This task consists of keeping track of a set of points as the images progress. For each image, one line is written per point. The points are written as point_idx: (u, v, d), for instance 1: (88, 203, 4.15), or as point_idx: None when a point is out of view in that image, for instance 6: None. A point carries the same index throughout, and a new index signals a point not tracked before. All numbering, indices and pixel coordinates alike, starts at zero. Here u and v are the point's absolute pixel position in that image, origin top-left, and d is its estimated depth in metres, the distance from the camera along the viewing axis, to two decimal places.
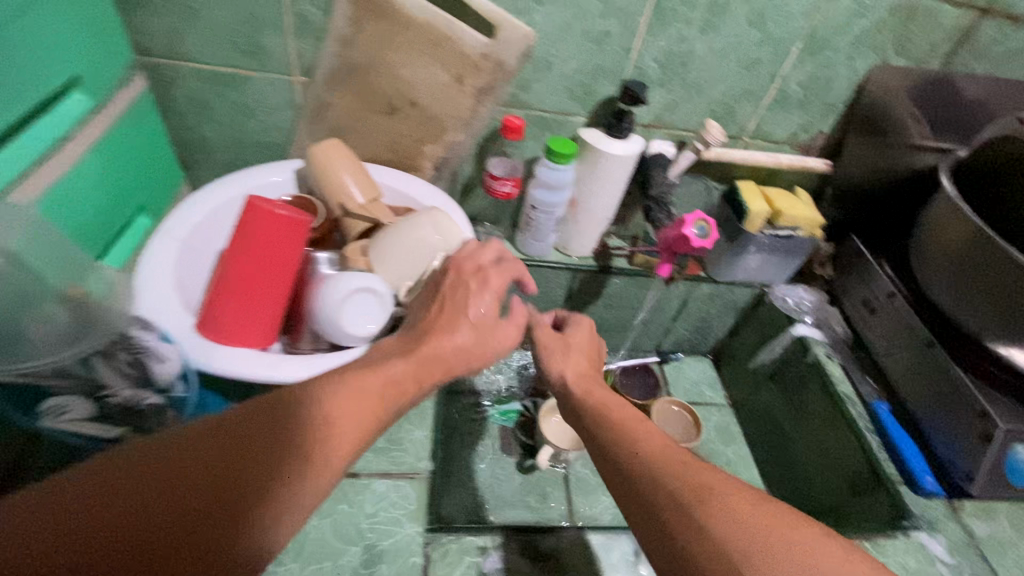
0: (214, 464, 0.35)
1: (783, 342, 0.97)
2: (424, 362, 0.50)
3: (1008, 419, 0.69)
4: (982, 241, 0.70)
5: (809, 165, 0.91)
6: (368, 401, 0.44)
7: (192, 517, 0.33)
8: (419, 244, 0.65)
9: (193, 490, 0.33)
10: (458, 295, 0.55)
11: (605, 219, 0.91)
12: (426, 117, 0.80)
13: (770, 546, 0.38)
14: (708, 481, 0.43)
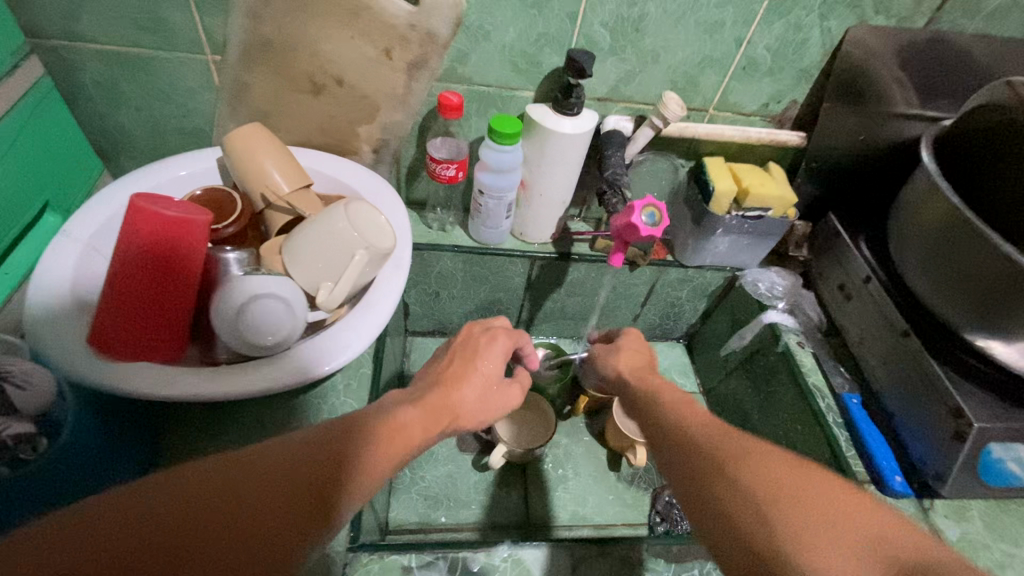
0: (232, 508, 0.35)
1: (754, 330, 0.91)
2: (434, 411, 0.54)
3: (984, 416, 0.64)
4: (963, 226, 0.64)
5: (780, 140, 0.84)
6: (386, 455, 0.45)
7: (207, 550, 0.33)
8: (335, 243, 0.59)
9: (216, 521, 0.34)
10: (470, 350, 0.64)
11: (561, 203, 0.85)
12: (355, 96, 0.73)
13: (806, 502, 0.39)
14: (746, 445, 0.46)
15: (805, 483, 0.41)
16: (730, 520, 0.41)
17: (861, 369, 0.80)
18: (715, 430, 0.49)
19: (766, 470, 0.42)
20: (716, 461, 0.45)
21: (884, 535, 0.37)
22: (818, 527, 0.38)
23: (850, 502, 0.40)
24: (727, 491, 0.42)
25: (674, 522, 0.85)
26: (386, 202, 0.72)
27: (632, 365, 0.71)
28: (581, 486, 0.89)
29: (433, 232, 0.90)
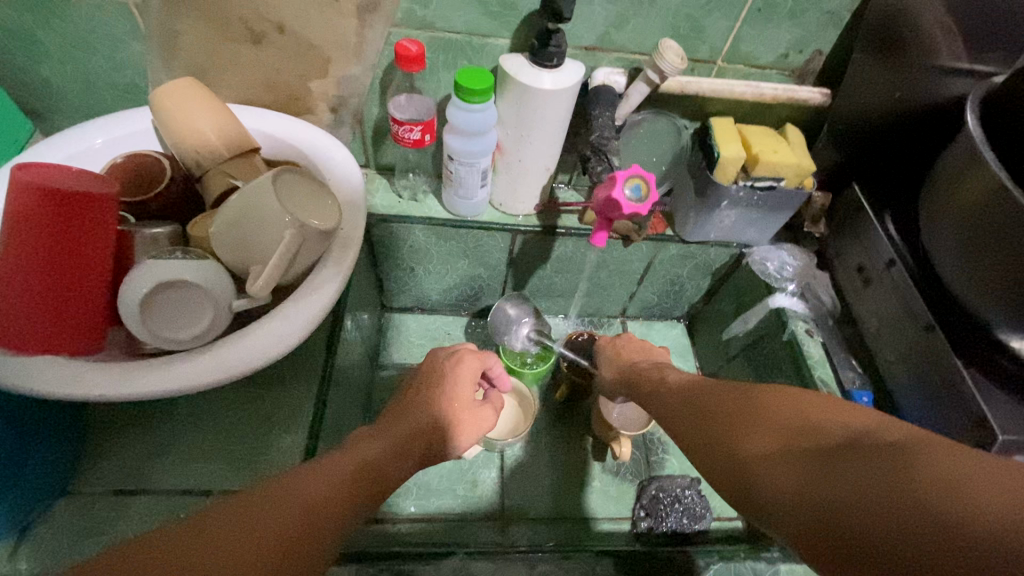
0: (277, 521, 0.35)
1: (758, 314, 0.83)
2: (406, 439, 0.50)
3: (1011, 427, 0.56)
4: (1004, 209, 0.54)
5: (800, 98, 0.72)
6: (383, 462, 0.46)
7: (262, 552, 0.33)
8: (268, 224, 0.52)
9: (267, 529, 0.34)
10: (436, 374, 0.60)
11: (544, 170, 0.75)
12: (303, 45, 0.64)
13: (762, 419, 0.39)
14: (711, 397, 0.45)
15: (764, 399, 0.41)
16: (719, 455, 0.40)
17: (876, 364, 0.72)
18: (701, 388, 0.48)
19: (736, 404, 0.42)
20: (699, 418, 0.45)
21: (827, 418, 0.36)
22: (778, 436, 0.37)
23: (806, 397, 0.39)
24: (710, 449, 0.42)
25: (660, 519, 0.75)
26: (337, 171, 0.63)
27: (626, 356, 0.69)
28: (562, 478, 0.83)
29: (403, 201, 0.81)
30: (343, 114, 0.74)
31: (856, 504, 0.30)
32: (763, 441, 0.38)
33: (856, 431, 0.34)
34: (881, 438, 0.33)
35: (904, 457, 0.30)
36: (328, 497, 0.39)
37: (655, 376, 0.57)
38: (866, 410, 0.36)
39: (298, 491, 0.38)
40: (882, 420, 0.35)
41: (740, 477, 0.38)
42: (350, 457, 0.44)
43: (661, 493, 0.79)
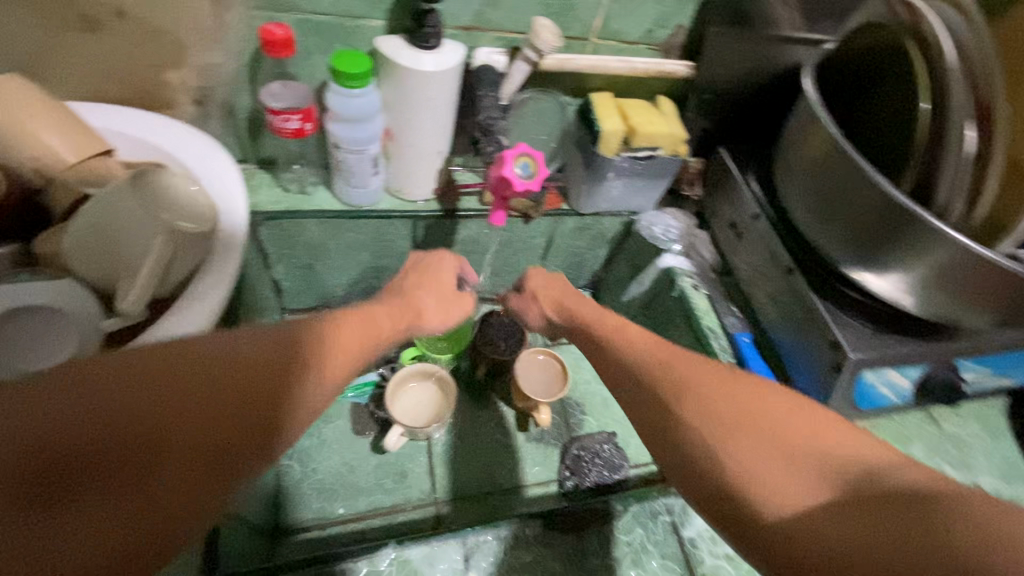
0: (235, 399, 0.35)
1: (651, 275, 0.90)
2: (401, 308, 0.56)
3: (858, 346, 0.66)
4: (839, 159, 0.62)
5: (667, 70, 0.78)
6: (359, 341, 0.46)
7: (217, 430, 0.34)
8: (135, 233, 0.48)
9: (225, 408, 0.35)
10: (422, 265, 0.66)
11: (437, 153, 0.74)
12: (153, 30, 0.59)
13: (759, 430, 0.39)
14: (684, 378, 0.45)
15: (766, 406, 0.41)
16: (697, 465, 0.40)
17: (752, 307, 0.81)
18: (657, 365, 0.48)
19: (727, 404, 0.42)
20: (665, 406, 0.44)
21: (834, 444, 0.38)
22: (786, 456, 0.38)
23: (807, 415, 0.41)
24: (689, 458, 0.41)
25: (584, 476, 0.80)
26: (210, 168, 0.58)
27: (553, 295, 0.67)
28: (489, 454, 0.85)
29: (291, 195, 0.76)
30: (209, 105, 0.68)
31: (881, 544, 0.32)
32: (766, 457, 0.38)
33: (867, 467, 0.36)
34: (896, 481, 0.35)
35: (924, 508, 0.33)
36: (297, 358, 0.40)
37: (613, 324, 0.57)
38: (869, 438, 0.39)
39: (268, 351, 0.39)
40: (892, 461, 0.37)
41: (728, 491, 0.38)
42: (329, 331, 0.44)
43: (582, 452, 0.83)
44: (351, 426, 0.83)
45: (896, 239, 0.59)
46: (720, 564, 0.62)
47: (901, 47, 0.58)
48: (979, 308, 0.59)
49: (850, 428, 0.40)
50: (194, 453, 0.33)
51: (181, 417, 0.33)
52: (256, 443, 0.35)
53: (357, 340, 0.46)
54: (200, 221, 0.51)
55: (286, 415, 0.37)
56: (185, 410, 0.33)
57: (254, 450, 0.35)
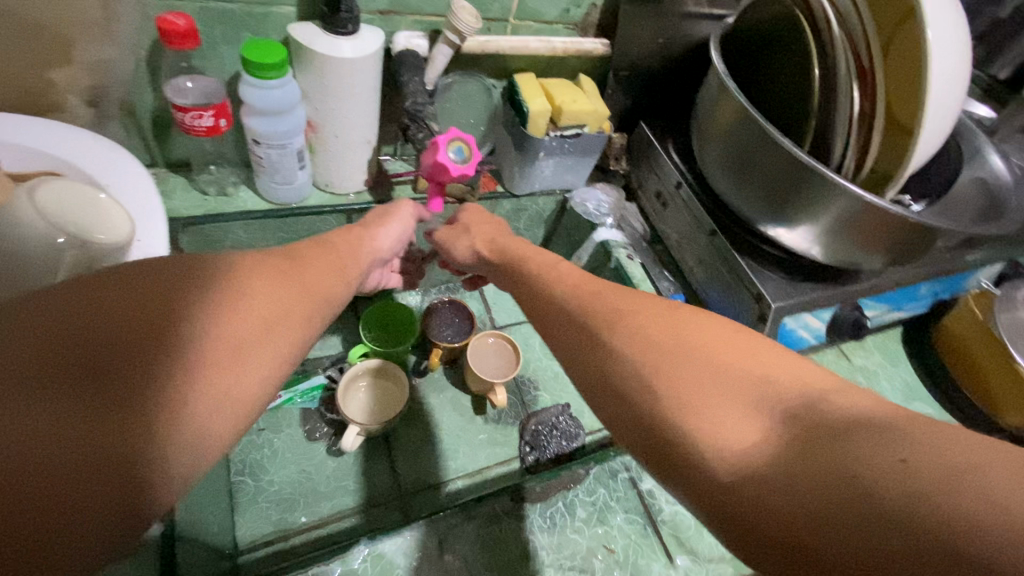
0: (184, 332, 0.32)
1: (588, 250, 0.92)
2: (355, 249, 0.53)
3: (778, 296, 0.72)
4: (748, 124, 0.67)
5: (585, 49, 0.80)
6: (320, 286, 0.43)
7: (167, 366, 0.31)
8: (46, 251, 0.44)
9: (174, 342, 0.32)
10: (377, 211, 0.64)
11: (365, 143, 0.72)
12: (32, 26, 0.53)
13: (688, 356, 0.35)
14: (616, 305, 0.40)
15: (698, 330, 0.36)
16: (620, 398, 0.35)
17: (683, 271, 0.86)
18: (587, 299, 0.43)
19: (659, 330, 0.37)
20: (591, 338, 0.39)
21: (771, 369, 0.33)
22: (713, 381, 0.33)
23: (743, 340, 0.35)
24: (613, 393, 0.36)
25: (544, 449, 0.82)
26: (116, 175, 0.54)
27: (486, 233, 0.65)
28: (450, 441, 0.85)
29: (211, 198, 0.72)
30: (106, 106, 0.62)
31: (814, 485, 0.27)
32: (693, 386, 0.33)
33: (806, 392, 0.32)
34: (837, 408, 0.30)
35: (855, 438, 0.28)
36: (278, 281, 0.39)
37: (549, 261, 0.52)
38: (810, 364, 0.34)
39: (249, 286, 0.37)
40: (835, 387, 0.32)
41: (650, 418, 0.33)
42: (300, 263, 0.43)
43: (540, 426, 0.85)
44: (302, 432, 0.80)
45: (802, 195, 0.65)
46: (677, 510, 0.66)
47: (792, 18, 0.63)
48: (873, 250, 0.67)
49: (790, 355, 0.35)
50: (138, 389, 0.30)
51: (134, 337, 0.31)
52: (253, 360, 0.35)
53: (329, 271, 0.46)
54: (116, 230, 0.47)
55: (253, 342, 0.35)
56: (135, 331, 0.31)
57: (252, 365, 0.35)
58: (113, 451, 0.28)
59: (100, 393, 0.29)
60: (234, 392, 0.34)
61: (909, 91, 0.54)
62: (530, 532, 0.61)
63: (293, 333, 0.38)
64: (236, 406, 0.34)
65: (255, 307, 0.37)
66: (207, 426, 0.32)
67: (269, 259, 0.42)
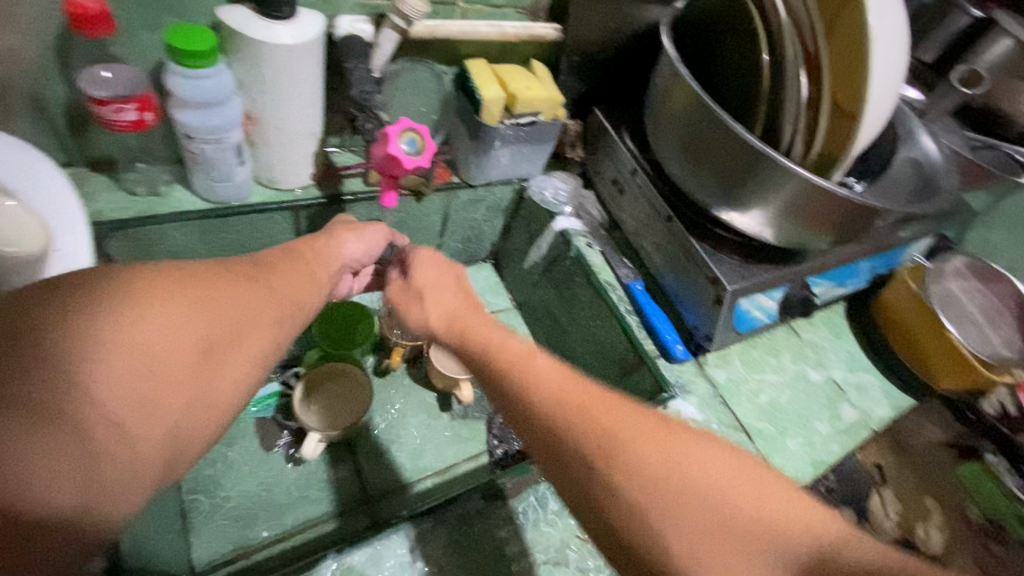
0: (171, 340, 0.36)
1: (548, 239, 0.92)
2: (316, 255, 0.55)
3: (733, 278, 0.74)
4: (702, 109, 0.68)
5: (538, 34, 0.79)
6: (283, 296, 0.47)
7: (153, 373, 0.35)
8: None
9: (165, 350, 0.36)
10: (327, 232, 0.60)
11: (310, 135, 0.68)
12: None
13: (700, 509, 0.36)
14: (615, 430, 0.39)
15: (701, 469, 0.38)
16: (635, 553, 0.37)
17: (641, 257, 0.87)
18: (574, 412, 0.41)
19: (658, 466, 0.38)
20: (596, 478, 0.38)
21: (774, 515, 0.37)
22: (727, 537, 0.36)
23: (744, 476, 0.38)
24: (627, 545, 0.37)
25: (512, 442, 0.81)
26: (25, 179, 0.48)
27: (444, 308, 0.55)
28: (417, 439, 0.83)
29: (140, 200, 0.66)
30: (11, 101, 0.56)
31: None
32: (708, 544, 0.36)
33: (808, 546, 0.36)
34: (839, 563, 0.35)
35: None
36: (252, 293, 0.44)
37: (524, 352, 0.47)
38: (799, 496, 0.38)
39: (222, 296, 0.41)
40: (826, 527, 0.37)
41: None
42: (264, 273, 0.47)
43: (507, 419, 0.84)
44: (260, 443, 0.77)
45: (753, 178, 0.66)
46: None
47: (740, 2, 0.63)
48: (820, 232, 0.69)
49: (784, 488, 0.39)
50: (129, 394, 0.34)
51: (124, 346, 0.35)
52: (226, 368, 0.40)
53: (298, 282, 0.49)
54: (29, 239, 0.43)
55: (226, 353, 0.40)
56: (126, 339, 0.35)
57: (228, 369, 0.40)
58: (107, 445, 0.33)
59: (102, 397, 0.33)
60: (209, 398, 0.38)
61: (851, 74, 0.56)
62: (516, 516, 0.61)
63: (262, 344, 0.43)
64: (210, 410, 0.38)
65: (228, 319, 0.41)
66: (185, 428, 0.37)
67: (234, 268, 0.45)
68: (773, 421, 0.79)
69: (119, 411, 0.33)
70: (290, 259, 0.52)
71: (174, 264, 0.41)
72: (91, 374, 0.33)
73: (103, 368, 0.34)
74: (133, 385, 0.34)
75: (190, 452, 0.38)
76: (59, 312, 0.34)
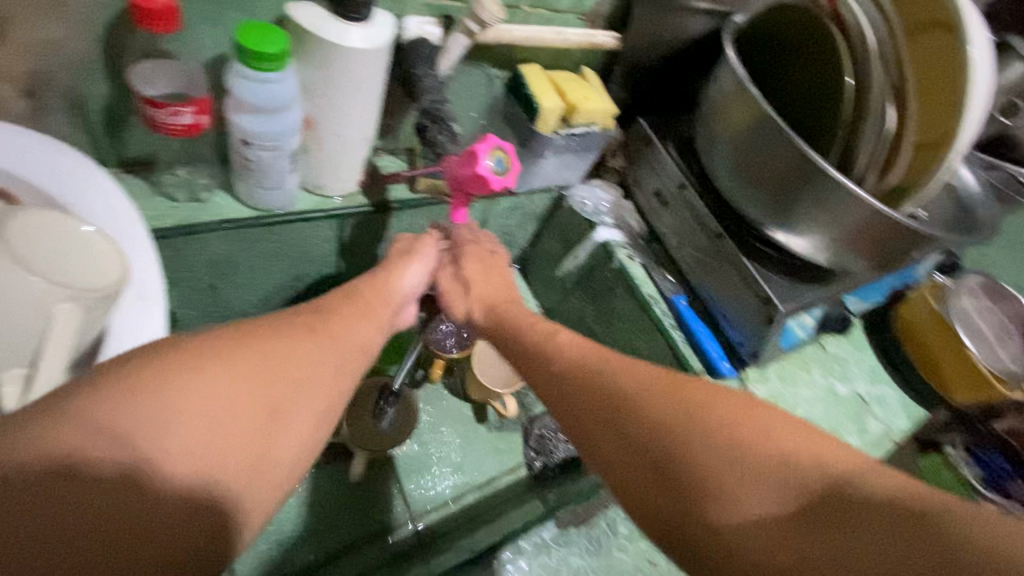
0: (241, 406, 0.36)
1: (587, 249, 0.90)
2: (369, 297, 0.52)
3: (786, 299, 0.74)
4: (765, 127, 0.67)
5: (598, 42, 0.76)
6: (344, 346, 0.45)
7: (223, 443, 0.34)
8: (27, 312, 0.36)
9: (235, 418, 0.35)
10: (385, 264, 0.59)
11: (366, 141, 0.64)
12: None
13: (693, 426, 0.39)
14: (626, 381, 0.43)
15: (704, 402, 0.40)
16: (650, 458, 0.39)
17: (683, 271, 0.86)
18: (594, 379, 0.45)
19: (667, 405, 0.41)
20: (615, 420, 0.42)
21: (783, 438, 0.38)
22: (729, 458, 0.37)
23: (752, 424, 0.38)
24: (638, 457, 0.39)
25: (551, 454, 0.80)
26: (85, 191, 0.46)
27: (482, 297, 0.61)
28: (459, 452, 0.82)
29: (180, 205, 0.62)
30: (47, 98, 0.53)
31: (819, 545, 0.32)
32: (711, 457, 0.37)
33: (819, 468, 0.35)
34: (850, 487, 0.34)
35: (861, 496, 0.33)
36: (315, 344, 0.42)
37: (546, 333, 0.52)
38: (824, 438, 0.38)
39: (286, 353, 0.40)
40: (867, 464, 0.36)
41: (671, 484, 0.37)
42: (324, 320, 0.45)
43: (544, 431, 0.82)
44: None
45: (810, 200, 0.66)
46: None
47: (818, 27, 0.63)
48: (872, 258, 0.69)
49: (817, 438, 0.38)
50: (201, 467, 0.33)
51: (197, 417, 0.34)
52: (291, 427, 0.38)
53: (351, 324, 0.47)
54: (101, 274, 0.39)
55: (294, 416, 0.39)
56: (201, 410, 0.34)
57: (292, 429, 0.38)
58: (177, 516, 0.32)
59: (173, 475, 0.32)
60: (274, 463, 0.37)
61: (948, 107, 0.57)
62: None
63: (324, 399, 0.41)
64: (275, 473, 0.37)
65: (293, 376, 0.40)
66: (248, 496, 0.35)
67: (294, 319, 0.44)
68: None
69: (191, 488, 0.32)
70: (341, 303, 0.49)
71: (230, 327, 0.39)
72: (165, 444, 0.32)
73: (170, 436, 0.32)
74: (205, 453, 0.33)
75: (256, 520, 0.36)
76: (133, 377, 0.33)
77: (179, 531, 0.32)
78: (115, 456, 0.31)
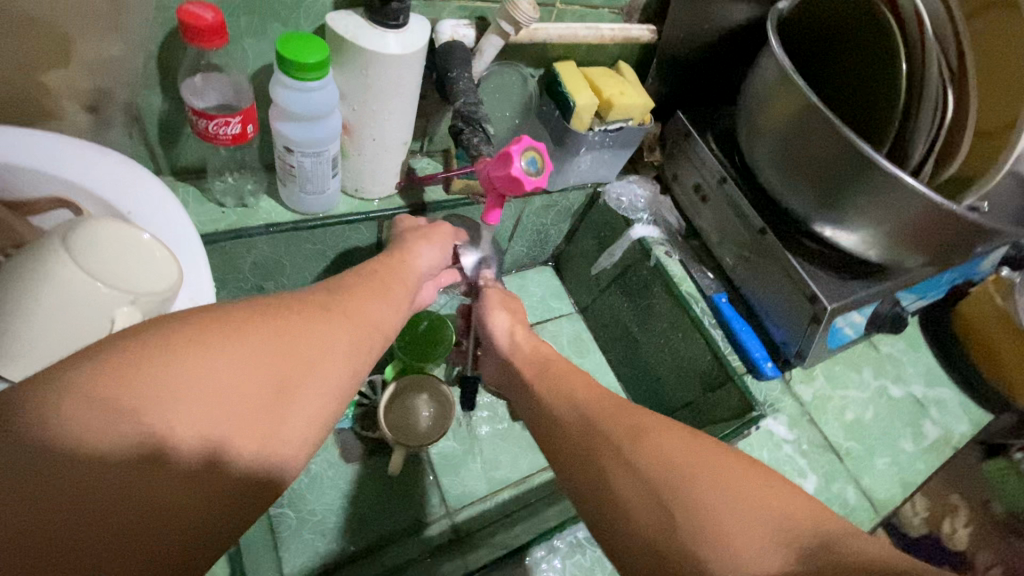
0: (251, 385, 0.34)
1: (623, 246, 0.89)
2: (384, 278, 0.50)
3: (833, 297, 0.71)
4: (811, 113, 0.64)
5: (632, 36, 0.76)
6: (365, 328, 0.43)
7: (228, 422, 0.33)
8: (89, 311, 0.39)
9: (243, 395, 0.34)
10: (399, 245, 0.59)
11: (402, 143, 0.65)
12: (34, 24, 0.48)
13: (692, 477, 0.38)
14: (639, 420, 0.44)
15: (706, 452, 0.41)
16: (648, 494, 0.38)
17: (724, 269, 0.84)
18: (606, 417, 0.46)
19: (671, 447, 0.41)
20: (620, 456, 0.41)
21: (785, 500, 0.37)
22: (730, 505, 0.36)
23: (746, 479, 0.38)
24: (641, 499, 0.39)
25: None
26: (136, 198, 0.49)
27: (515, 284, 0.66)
28: (495, 451, 0.83)
29: (228, 210, 0.65)
30: (108, 111, 0.57)
31: None
32: (710, 506, 0.37)
33: (819, 531, 0.35)
34: (849, 550, 0.33)
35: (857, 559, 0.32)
36: (328, 319, 0.40)
37: None
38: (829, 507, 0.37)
39: (302, 329, 0.38)
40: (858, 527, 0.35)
41: (668, 524, 0.37)
42: (341, 296, 0.44)
43: None
44: (338, 452, 0.78)
45: (856, 190, 0.63)
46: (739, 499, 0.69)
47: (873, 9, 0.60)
48: (928, 253, 0.65)
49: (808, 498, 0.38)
50: (203, 446, 0.32)
51: (202, 395, 0.32)
52: (302, 403, 0.37)
53: (371, 304, 0.45)
54: (158, 278, 0.41)
55: (306, 396, 0.37)
56: (207, 386, 0.32)
57: (303, 407, 0.37)
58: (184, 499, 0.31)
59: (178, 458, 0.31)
60: (282, 444, 0.35)
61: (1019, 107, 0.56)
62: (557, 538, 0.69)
63: (338, 379, 0.39)
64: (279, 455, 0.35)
65: (306, 353, 0.37)
66: (260, 475, 0.34)
67: (312, 297, 0.42)
68: (862, 439, 0.78)
69: (196, 467, 0.31)
70: (359, 282, 0.47)
71: (243, 303, 0.37)
72: (170, 421, 0.31)
73: (176, 412, 0.31)
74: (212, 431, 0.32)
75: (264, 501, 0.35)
76: (139, 348, 0.31)
77: (188, 512, 0.31)
78: (120, 440, 0.29)
